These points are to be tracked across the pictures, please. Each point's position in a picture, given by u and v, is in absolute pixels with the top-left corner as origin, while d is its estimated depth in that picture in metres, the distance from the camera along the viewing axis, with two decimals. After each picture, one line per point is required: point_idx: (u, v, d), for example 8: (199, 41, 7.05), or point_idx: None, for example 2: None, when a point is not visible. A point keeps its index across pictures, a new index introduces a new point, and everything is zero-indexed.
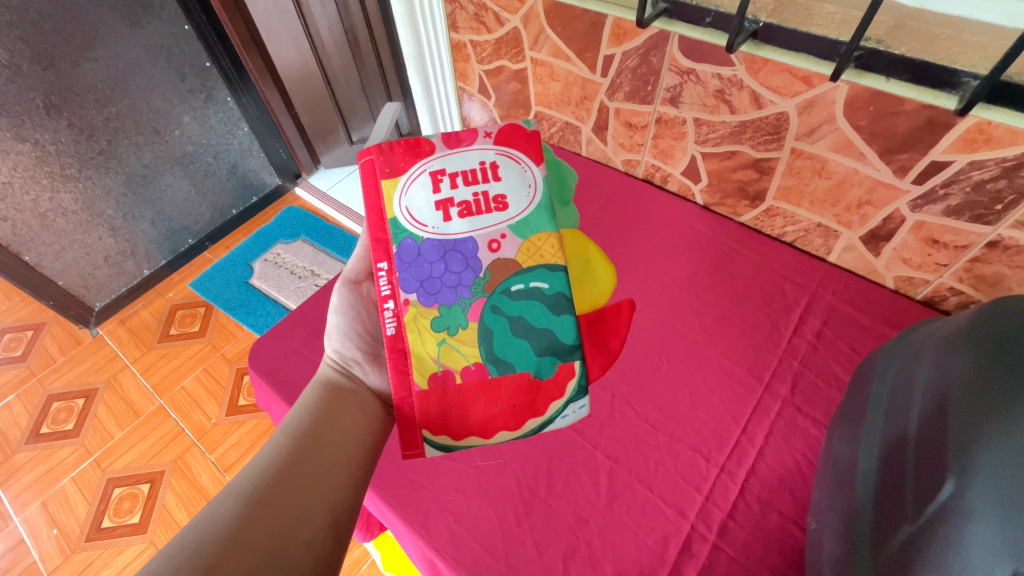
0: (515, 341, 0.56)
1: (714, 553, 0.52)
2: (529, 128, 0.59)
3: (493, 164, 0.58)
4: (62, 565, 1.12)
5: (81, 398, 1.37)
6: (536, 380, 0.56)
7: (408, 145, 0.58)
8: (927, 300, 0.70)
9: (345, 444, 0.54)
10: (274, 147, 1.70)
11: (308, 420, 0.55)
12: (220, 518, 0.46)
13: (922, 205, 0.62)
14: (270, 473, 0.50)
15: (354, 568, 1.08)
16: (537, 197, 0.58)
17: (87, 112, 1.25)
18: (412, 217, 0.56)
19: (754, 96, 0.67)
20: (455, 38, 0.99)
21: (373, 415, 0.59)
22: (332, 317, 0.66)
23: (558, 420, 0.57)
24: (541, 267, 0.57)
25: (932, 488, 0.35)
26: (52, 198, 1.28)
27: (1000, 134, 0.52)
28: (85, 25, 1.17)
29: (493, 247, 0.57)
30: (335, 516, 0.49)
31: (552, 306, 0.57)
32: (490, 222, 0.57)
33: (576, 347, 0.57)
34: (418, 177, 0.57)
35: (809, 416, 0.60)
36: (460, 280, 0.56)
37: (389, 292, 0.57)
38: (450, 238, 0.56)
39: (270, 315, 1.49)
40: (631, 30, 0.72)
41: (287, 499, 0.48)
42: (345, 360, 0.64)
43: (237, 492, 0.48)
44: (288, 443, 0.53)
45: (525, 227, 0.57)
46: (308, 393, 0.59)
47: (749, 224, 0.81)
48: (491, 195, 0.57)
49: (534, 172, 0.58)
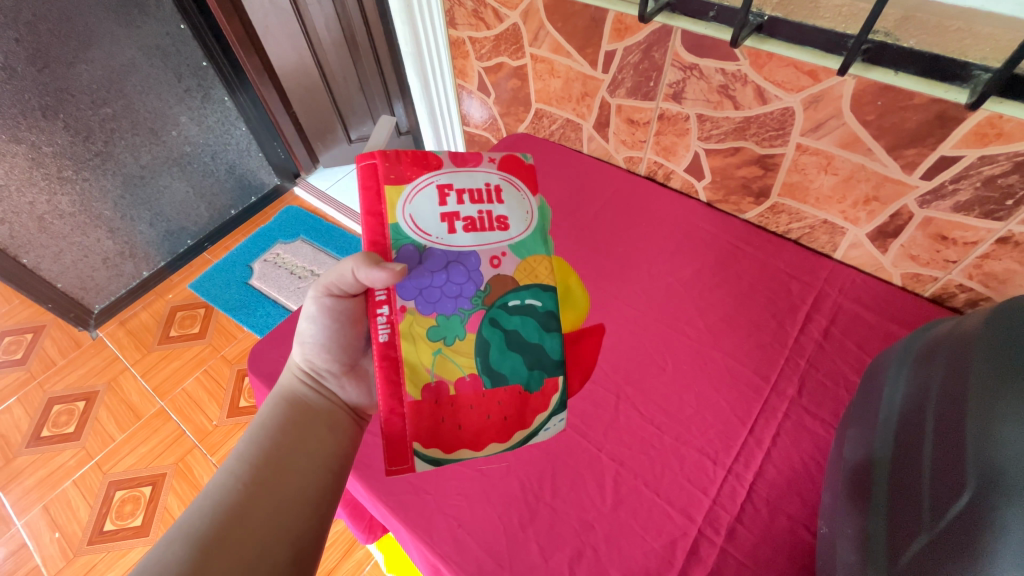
0: (510, 354, 0.55)
1: (722, 557, 0.51)
2: (528, 160, 0.60)
3: (497, 187, 0.58)
4: (65, 568, 1.11)
5: (82, 400, 1.36)
6: (525, 394, 0.55)
7: (416, 156, 0.56)
8: (935, 297, 0.69)
9: (309, 469, 0.51)
10: (271, 147, 1.69)
11: (268, 444, 0.52)
12: (169, 562, 0.42)
13: (930, 201, 0.61)
14: (225, 507, 0.46)
15: (358, 570, 1.08)
16: (535, 223, 0.58)
17: (83, 114, 1.24)
18: (416, 226, 0.54)
19: (759, 91, 0.66)
20: (454, 34, 0.98)
21: (342, 433, 0.56)
22: (307, 326, 0.58)
23: (540, 433, 0.56)
24: (535, 285, 0.56)
25: (950, 496, 0.34)
26: (49, 200, 1.27)
27: (1012, 128, 0.51)
28: (79, 26, 1.15)
29: (494, 262, 0.56)
30: (297, 550, 0.46)
31: (545, 324, 0.56)
32: (493, 239, 0.56)
33: (562, 364, 0.57)
34: (424, 188, 0.55)
35: (817, 417, 0.60)
36: (461, 291, 0.54)
37: (384, 297, 0.53)
38: (454, 250, 0.54)
39: (270, 316, 1.48)
40: (633, 24, 0.71)
41: (243, 536, 0.45)
42: (317, 371, 0.59)
43: (188, 532, 0.44)
44: (245, 471, 0.49)
45: (523, 247, 0.57)
46: (268, 411, 0.55)
47: (753, 222, 0.80)
48: (495, 215, 0.57)
49: (532, 201, 0.59)
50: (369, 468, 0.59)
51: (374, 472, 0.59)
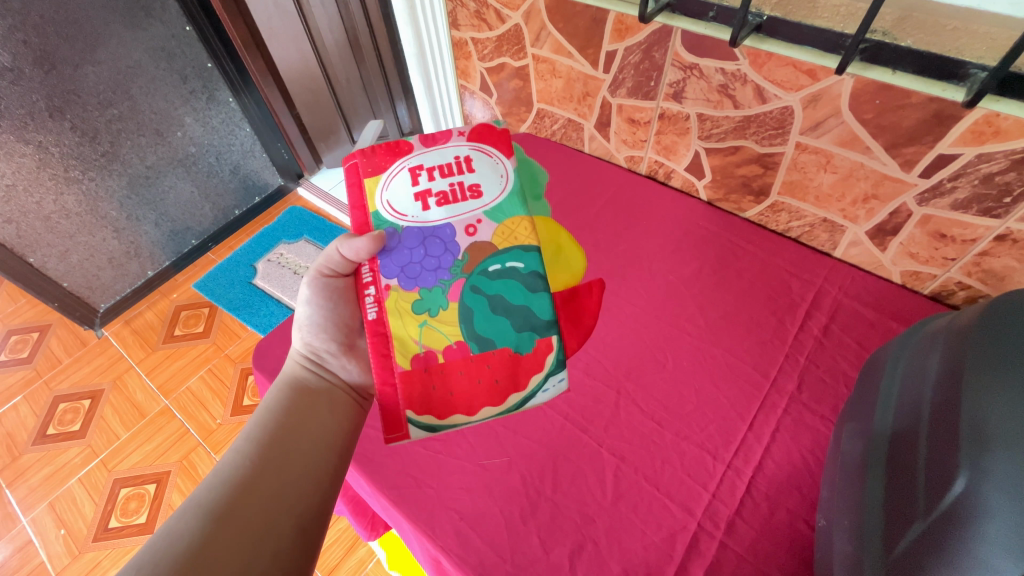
0: (495, 318, 0.57)
1: (721, 550, 0.52)
2: (499, 126, 0.62)
3: (467, 158, 0.61)
4: (70, 565, 1.12)
5: (87, 398, 1.37)
6: (516, 355, 0.56)
7: (389, 146, 0.60)
8: (935, 295, 0.69)
9: (312, 447, 0.53)
10: (276, 148, 1.71)
11: (273, 424, 0.54)
12: (181, 535, 0.44)
13: (929, 199, 0.61)
14: (232, 484, 0.48)
15: (360, 568, 1.09)
16: (510, 185, 0.61)
17: (90, 115, 1.26)
18: (393, 209, 0.58)
19: (758, 91, 0.66)
20: (457, 35, 0.99)
21: (344, 412, 0.59)
22: (302, 310, 0.63)
23: (540, 395, 0.56)
24: (516, 248, 0.59)
25: (943, 486, 0.35)
26: (56, 200, 1.29)
27: (1009, 126, 0.51)
28: (86, 28, 1.17)
29: (470, 231, 0.59)
30: (302, 523, 0.48)
31: (530, 284, 0.58)
32: (466, 209, 0.59)
33: (554, 323, 0.57)
34: (398, 173, 0.59)
35: (816, 413, 0.60)
36: (439, 263, 0.58)
37: (371, 279, 0.58)
38: (429, 225, 0.58)
39: (273, 315, 1.49)
40: (633, 25, 0.72)
41: (249, 511, 0.47)
42: (316, 352, 0.63)
43: (199, 506, 0.47)
44: (251, 450, 0.51)
45: (500, 212, 0.60)
46: (273, 394, 0.58)
47: (754, 220, 0.81)
48: (466, 185, 0.60)
49: (506, 164, 0.61)
50: (372, 462, 0.60)
51: (377, 465, 0.59)
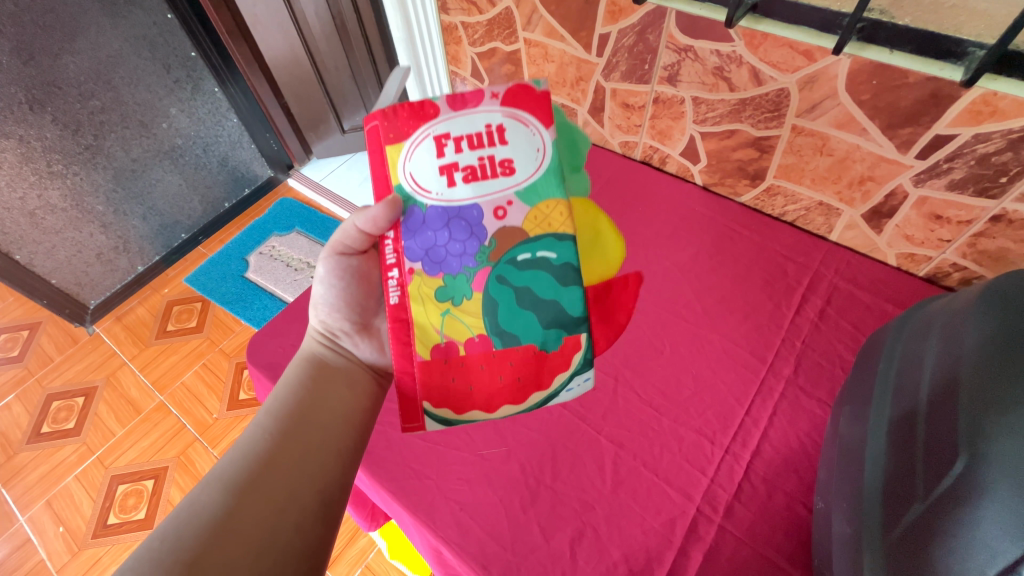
0: (521, 312, 0.53)
1: (720, 534, 0.52)
2: (540, 86, 0.52)
3: (501, 127, 0.52)
4: (70, 562, 1.12)
5: (81, 396, 1.36)
6: (540, 353, 0.54)
7: (414, 108, 0.52)
8: (929, 277, 0.69)
9: (332, 421, 0.53)
10: (264, 139, 1.68)
11: (291, 400, 0.53)
12: (205, 506, 0.44)
13: (925, 179, 0.61)
14: (254, 457, 0.48)
15: (361, 558, 1.10)
16: (547, 161, 0.52)
17: (71, 107, 1.23)
18: (416, 183, 0.52)
19: (754, 72, 0.65)
20: (446, 20, 0.96)
21: (362, 390, 0.58)
22: (317, 288, 0.61)
23: (563, 394, 0.55)
24: (549, 236, 0.52)
25: (942, 466, 0.34)
26: (40, 195, 1.26)
27: (1007, 105, 0.51)
28: (64, 16, 1.14)
29: (499, 214, 0.53)
30: (324, 497, 0.48)
31: (561, 278, 0.53)
32: (496, 188, 0.52)
33: (584, 319, 0.54)
34: (421, 141, 0.52)
35: (813, 396, 0.60)
36: (464, 248, 0.53)
37: (395, 260, 0.54)
38: (455, 205, 0.52)
39: (267, 309, 1.48)
40: (627, 6, 0.70)
41: (272, 485, 0.47)
42: (332, 331, 0.61)
43: (220, 479, 0.46)
44: (272, 424, 0.51)
45: (533, 193, 0.52)
46: (290, 371, 0.57)
47: (750, 205, 0.80)
48: (498, 159, 0.52)
49: (543, 137, 0.52)
50: (371, 455, 0.59)
51: (377, 458, 0.59)
